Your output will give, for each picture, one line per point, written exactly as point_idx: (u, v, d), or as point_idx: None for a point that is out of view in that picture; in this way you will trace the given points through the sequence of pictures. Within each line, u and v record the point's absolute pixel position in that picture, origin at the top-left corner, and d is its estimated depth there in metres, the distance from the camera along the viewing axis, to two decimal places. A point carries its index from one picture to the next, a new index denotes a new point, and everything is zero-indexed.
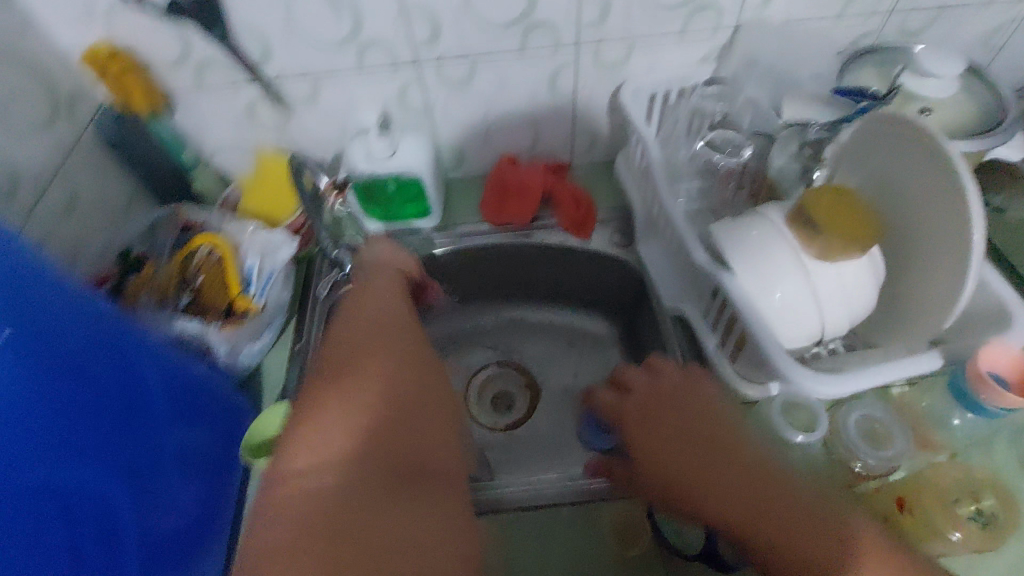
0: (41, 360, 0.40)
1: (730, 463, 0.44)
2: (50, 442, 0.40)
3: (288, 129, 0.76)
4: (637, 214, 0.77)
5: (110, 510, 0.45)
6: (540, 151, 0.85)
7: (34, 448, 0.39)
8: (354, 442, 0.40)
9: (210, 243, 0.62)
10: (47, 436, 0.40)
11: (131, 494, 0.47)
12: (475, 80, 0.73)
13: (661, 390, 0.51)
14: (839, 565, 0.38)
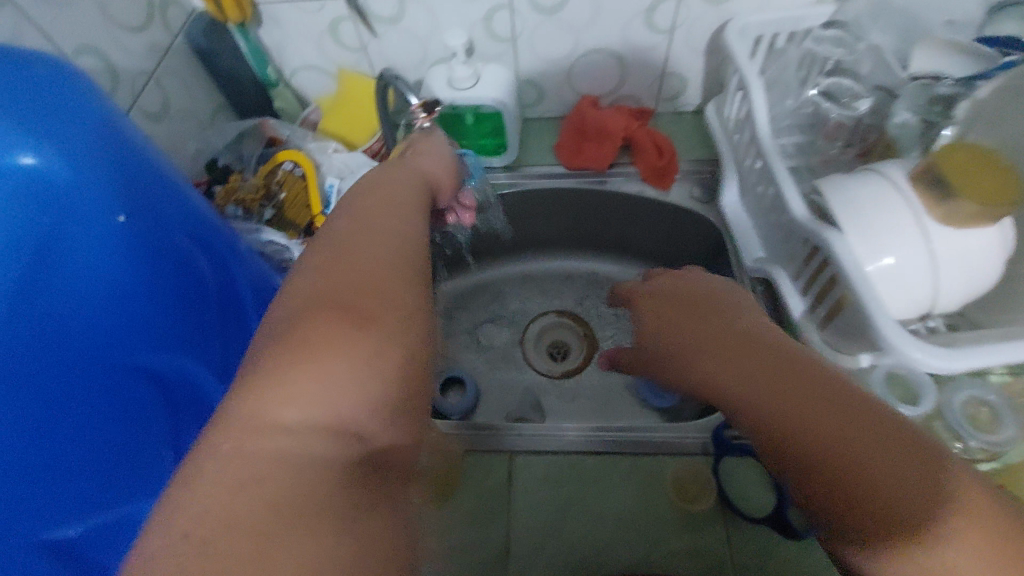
0: (125, 205, 0.40)
1: (759, 367, 0.37)
2: (69, 259, 0.38)
3: (369, 51, 0.74)
4: (725, 168, 0.72)
5: (119, 372, 0.42)
6: (624, 93, 0.81)
7: (55, 256, 0.37)
8: (356, 385, 0.31)
9: (294, 159, 0.62)
10: (69, 251, 0.37)
11: (141, 368, 0.43)
12: (567, 8, 0.68)
13: (688, 297, 0.48)
14: (912, 459, 0.31)
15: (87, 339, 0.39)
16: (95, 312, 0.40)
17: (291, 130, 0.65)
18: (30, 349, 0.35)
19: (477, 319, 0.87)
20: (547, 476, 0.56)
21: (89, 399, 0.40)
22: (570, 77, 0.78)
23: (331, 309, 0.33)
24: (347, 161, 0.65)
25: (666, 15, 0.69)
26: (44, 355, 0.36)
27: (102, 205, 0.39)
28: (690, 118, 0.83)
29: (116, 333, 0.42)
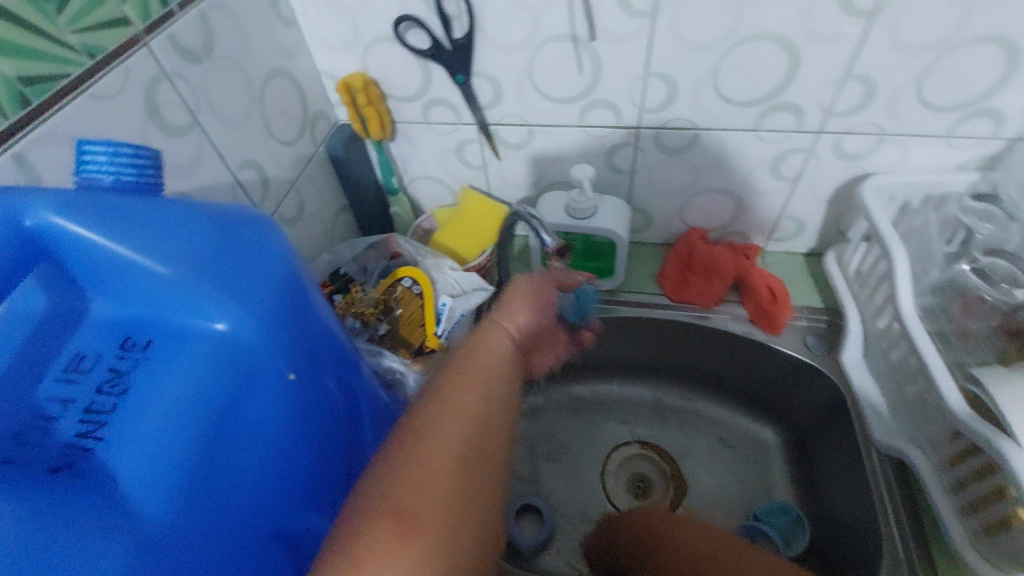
0: (282, 339, 0.32)
1: None
2: (208, 404, 0.29)
3: (490, 170, 0.77)
4: (848, 324, 0.68)
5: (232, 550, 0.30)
6: (735, 230, 0.79)
7: (194, 400, 0.29)
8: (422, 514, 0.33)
9: (413, 276, 0.63)
10: (211, 395, 0.30)
11: (257, 547, 0.31)
12: (693, 150, 0.70)
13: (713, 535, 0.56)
14: None
15: (253, 534, 0.31)
16: (264, 496, 0.32)
17: (413, 245, 0.67)
18: (198, 557, 0.28)
19: (556, 440, 0.82)
20: None
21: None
22: (682, 210, 0.78)
23: (382, 524, 0.32)
24: (461, 279, 0.65)
25: (793, 166, 0.69)
26: (213, 565, 0.28)
27: (276, 366, 0.32)
28: (802, 259, 0.80)
29: (282, 523, 0.33)
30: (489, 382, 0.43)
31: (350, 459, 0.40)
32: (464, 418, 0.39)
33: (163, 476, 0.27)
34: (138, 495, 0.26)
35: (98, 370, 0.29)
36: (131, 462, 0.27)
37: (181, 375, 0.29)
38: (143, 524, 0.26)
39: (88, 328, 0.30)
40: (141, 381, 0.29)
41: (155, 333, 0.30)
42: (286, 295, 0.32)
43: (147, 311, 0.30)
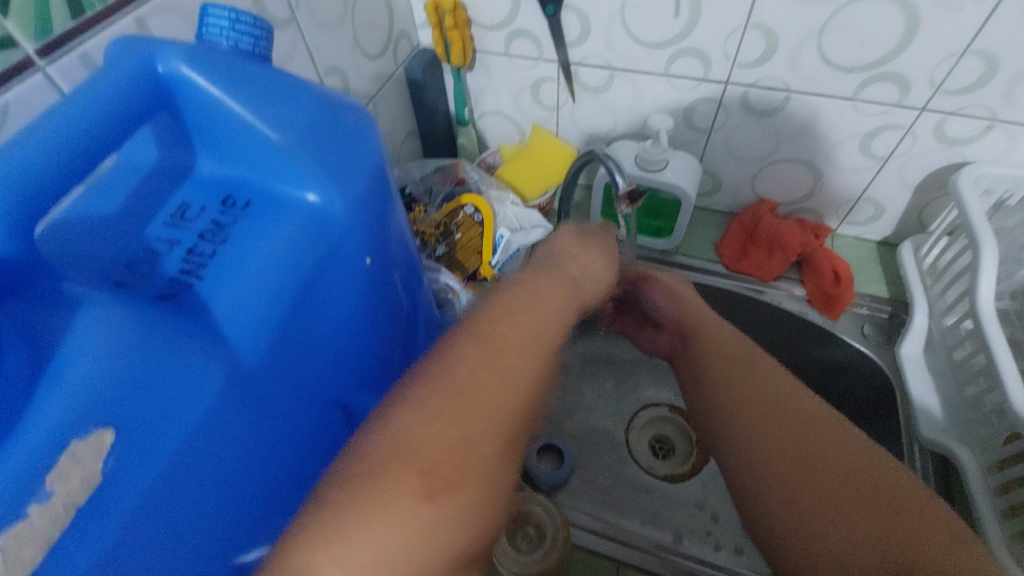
0: (365, 224, 0.33)
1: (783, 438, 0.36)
2: (294, 266, 0.31)
3: (564, 112, 0.76)
4: (914, 317, 0.65)
5: (295, 409, 0.32)
6: (806, 207, 0.76)
7: (281, 257, 0.30)
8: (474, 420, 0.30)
9: (474, 203, 0.63)
10: (297, 257, 0.31)
11: (314, 411, 0.34)
12: (780, 114, 0.66)
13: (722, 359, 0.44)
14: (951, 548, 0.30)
15: (312, 401, 0.33)
16: (326, 369, 0.34)
17: (479, 175, 0.68)
18: (270, 403, 0.30)
19: (586, 390, 0.80)
20: None
21: (304, 469, 0.33)
22: (755, 179, 0.75)
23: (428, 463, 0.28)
24: (520, 216, 0.66)
25: (886, 144, 0.65)
26: (280, 412, 0.31)
27: (358, 249, 0.34)
28: (874, 248, 0.77)
29: (339, 395, 0.36)
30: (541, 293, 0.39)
31: (404, 357, 0.42)
32: (532, 370, 0.33)
33: (251, 321, 0.29)
34: (231, 333, 0.28)
35: (202, 220, 0.31)
36: (226, 302, 0.28)
37: (276, 235, 0.31)
38: (233, 359, 0.27)
39: (195, 183, 0.33)
40: (240, 236, 0.31)
41: (253, 196, 0.33)
42: (372, 186, 0.33)
43: (246, 176, 0.33)
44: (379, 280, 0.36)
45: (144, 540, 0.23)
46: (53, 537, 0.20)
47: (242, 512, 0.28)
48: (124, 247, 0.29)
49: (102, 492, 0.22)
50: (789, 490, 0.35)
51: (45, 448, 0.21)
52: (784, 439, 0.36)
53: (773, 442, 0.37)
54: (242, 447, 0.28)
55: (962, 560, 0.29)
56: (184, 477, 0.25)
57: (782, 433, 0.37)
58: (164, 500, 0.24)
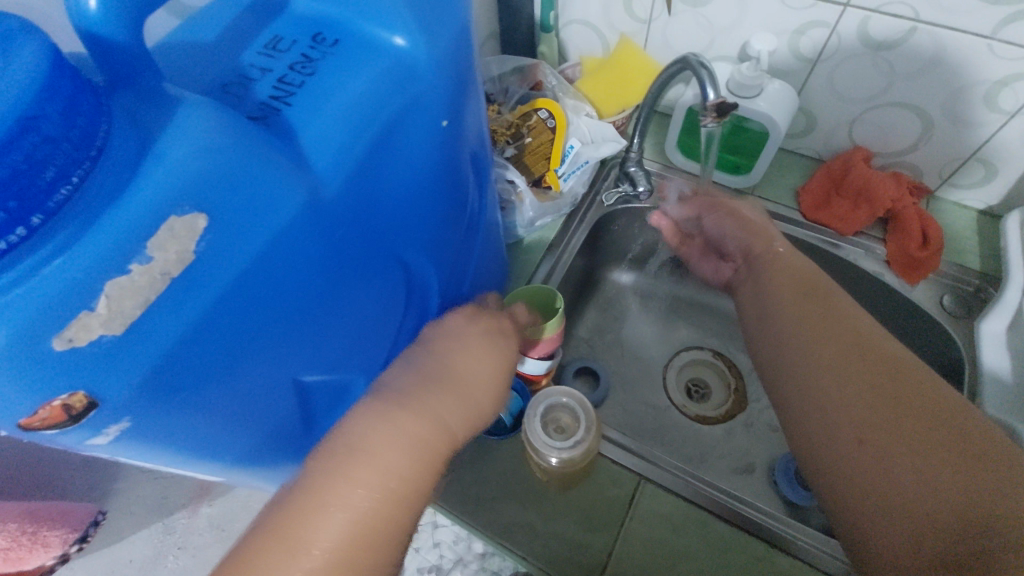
0: (439, 86, 0.33)
1: (878, 392, 0.39)
2: (370, 109, 0.31)
3: (655, 27, 0.71)
4: (1004, 293, 0.60)
5: (358, 256, 0.33)
6: (905, 162, 0.70)
7: (359, 99, 0.30)
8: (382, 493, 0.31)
9: (550, 108, 0.61)
10: (371, 101, 0.31)
11: (376, 264, 0.34)
12: (901, 48, 0.60)
13: (817, 312, 0.46)
14: None
15: (375, 253, 0.34)
16: (390, 225, 0.35)
17: (558, 80, 0.65)
18: (343, 239, 0.31)
19: (630, 323, 0.80)
20: (670, 518, 0.52)
21: (365, 315, 0.35)
22: (854, 123, 0.69)
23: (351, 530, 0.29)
24: (595, 130, 0.64)
25: (1019, 95, 0.58)
26: (351, 252, 0.32)
27: (434, 107, 0.34)
28: (973, 217, 0.70)
29: (403, 254, 0.37)
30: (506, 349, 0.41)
31: (461, 237, 0.44)
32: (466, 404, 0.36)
33: (334, 154, 0.29)
34: (316, 160, 0.29)
35: (292, 52, 0.31)
36: (313, 129, 0.29)
37: (360, 75, 0.31)
38: (315, 184, 0.28)
39: (287, 18, 0.33)
40: (327, 70, 0.31)
41: (342, 35, 0.32)
42: (455, 45, 0.33)
43: (339, 15, 0.32)
44: (441, 149, 0.36)
45: (223, 328, 0.26)
46: (150, 298, 0.22)
47: (307, 335, 0.31)
48: (220, 71, 0.30)
49: (193, 271, 0.24)
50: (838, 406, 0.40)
51: (147, 218, 0.22)
52: (861, 380, 0.40)
53: (834, 365, 0.42)
54: (314, 271, 0.30)
55: None
56: (258, 281, 0.27)
57: (847, 364, 0.42)
58: (243, 295, 0.26)
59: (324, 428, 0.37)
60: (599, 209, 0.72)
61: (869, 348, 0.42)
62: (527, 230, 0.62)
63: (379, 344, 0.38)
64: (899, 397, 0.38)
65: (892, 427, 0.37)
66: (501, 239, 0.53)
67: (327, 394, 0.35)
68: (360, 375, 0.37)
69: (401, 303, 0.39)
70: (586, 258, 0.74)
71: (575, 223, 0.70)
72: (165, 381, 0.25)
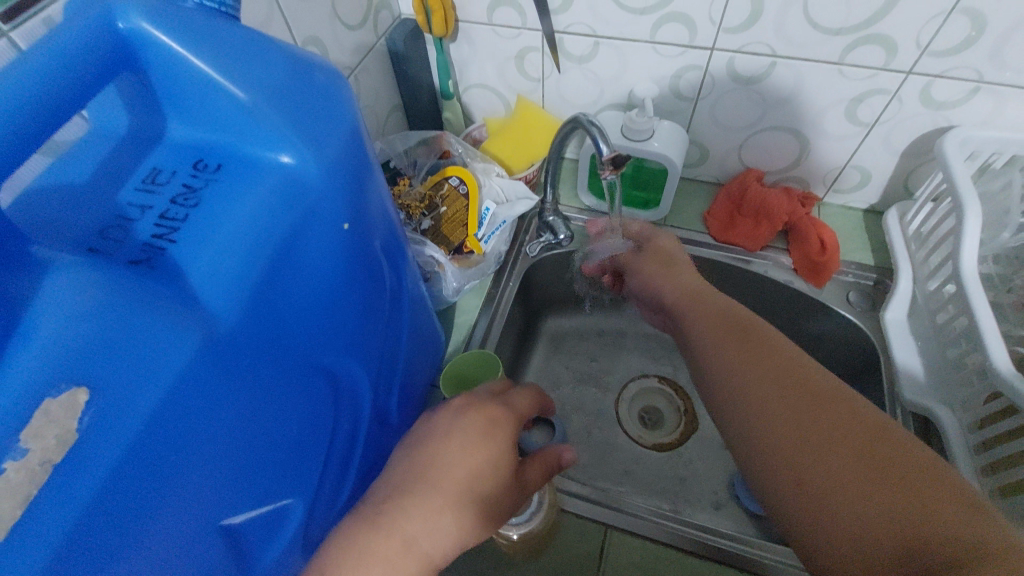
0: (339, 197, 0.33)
1: (807, 415, 0.39)
2: (260, 231, 0.30)
3: (549, 83, 0.75)
4: (898, 283, 0.66)
5: (278, 380, 0.32)
6: (793, 175, 0.76)
7: (247, 220, 0.30)
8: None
9: (460, 176, 0.62)
10: (262, 219, 0.30)
11: (295, 380, 0.33)
12: (767, 80, 0.66)
13: (745, 340, 0.47)
14: (964, 526, 0.31)
15: (293, 369, 0.33)
16: (309, 336, 0.34)
17: (464, 147, 0.67)
18: (251, 363, 0.30)
19: (575, 365, 0.81)
20: (642, 564, 0.52)
21: (290, 433, 0.33)
22: (742, 148, 0.75)
23: None
24: (507, 188, 0.66)
25: (873, 109, 0.65)
26: (261, 376, 0.31)
27: (334, 214, 0.33)
28: (860, 216, 0.77)
29: (322, 361, 0.36)
30: (498, 462, 0.39)
31: (385, 323, 0.43)
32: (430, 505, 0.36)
33: (227, 285, 0.28)
34: (209, 296, 0.28)
35: (173, 183, 0.31)
36: (200, 263, 0.28)
37: (248, 199, 0.30)
38: (210, 321, 0.27)
39: (165, 148, 0.32)
40: (212, 198, 0.30)
41: (225, 159, 0.32)
42: (347, 152, 0.33)
43: (219, 138, 0.32)
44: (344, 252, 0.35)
45: (129, 496, 0.24)
46: (32, 493, 0.21)
47: (225, 473, 0.29)
48: (96, 214, 0.29)
49: (81, 449, 0.22)
50: (783, 447, 0.39)
51: (17, 406, 0.21)
52: (799, 415, 0.40)
53: (770, 399, 0.41)
54: (224, 406, 0.28)
55: (974, 524, 0.31)
56: (160, 434, 0.25)
57: (784, 400, 0.41)
58: (146, 455, 0.24)
59: (266, 563, 0.33)
60: (526, 262, 0.74)
61: (794, 370, 0.43)
62: (456, 298, 0.62)
63: (313, 455, 0.36)
64: (827, 418, 0.39)
65: (825, 449, 0.37)
66: (428, 313, 0.53)
67: (260, 526, 0.32)
68: (297, 495, 0.35)
69: (330, 409, 0.37)
70: (521, 309, 0.75)
71: (504, 278, 0.71)
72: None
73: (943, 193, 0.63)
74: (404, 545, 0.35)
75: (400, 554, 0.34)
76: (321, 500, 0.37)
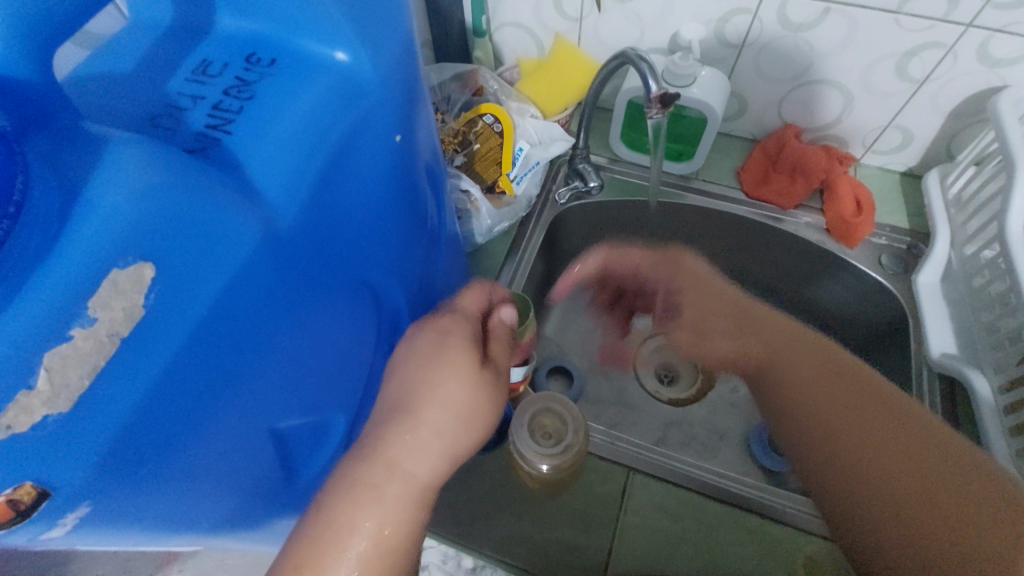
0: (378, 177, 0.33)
1: (879, 438, 0.44)
2: (311, 132, 0.28)
3: (586, 23, 0.72)
4: (933, 246, 0.65)
5: (327, 293, 0.31)
6: (832, 134, 0.74)
7: (306, 120, 0.28)
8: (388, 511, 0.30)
9: (495, 113, 0.60)
10: (316, 121, 0.29)
11: (343, 294, 0.33)
12: (817, 29, 0.63)
13: (816, 372, 0.50)
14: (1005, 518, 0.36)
15: (342, 283, 0.33)
16: (357, 251, 0.34)
17: (500, 84, 0.64)
18: (305, 270, 0.29)
19: (595, 317, 0.80)
20: (664, 506, 0.52)
21: (338, 348, 0.33)
22: (782, 102, 0.72)
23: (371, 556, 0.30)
24: (541, 129, 0.64)
25: (925, 65, 0.63)
26: (316, 283, 0.30)
27: (386, 124, 0.32)
28: (896, 179, 0.75)
29: (367, 278, 0.35)
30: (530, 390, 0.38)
31: (425, 250, 0.42)
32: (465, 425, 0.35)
33: (284, 184, 0.27)
34: (269, 193, 0.27)
35: (225, 76, 0.29)
36: (258, 156, 0.27)
37: (305, 96, 0.29)
38: (270, 218, 0.27)
39: (213, 40, 0.31)
40: (267, 93, 0.29)
41: (278, 55, 0.30)
42: (403, 57, 0.32)
43: (272, 32, 0.30)
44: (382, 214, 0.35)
45: (190, 381, 0.24)
46: (99, 365, 0.20)
47: (279, 378, 0.28)
48: (146, 102, 0.27)
49: (145, 327, 0.22)
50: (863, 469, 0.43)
51: (87, 275, 0.20)
52: (841, 427, 0.46)
53: (847, 424, 0.46)
54: (279, 309, 0.28)
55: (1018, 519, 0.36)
56: (219, 325, 0.25)
57: (840, 417, 0.46)
58: (205, 345, 0.24)
59: (308, 470, 0.34)
60: (555, 209, 0.72)
61: (852, 393, 0.47)
62: (486, 239, 0.61)
63: (354, 373, 0.35)
64: (892, 436, 0.43)
65: (897, 467, 0.42)
66: (458, 244, 0.52)
67: (304, 436, 0.32)
68: (339, 411, 0.35)
69: (372, 328, 0.37)
70: (546, 257, 0.74)
71: (532, 225, 0.70)
72: (120, 465, 0.22)
73: (989, 156, 0.60)
74: (425, 464, 0.32)
75: (420, 471, 0.32)
76: (361, 419, 0.37)
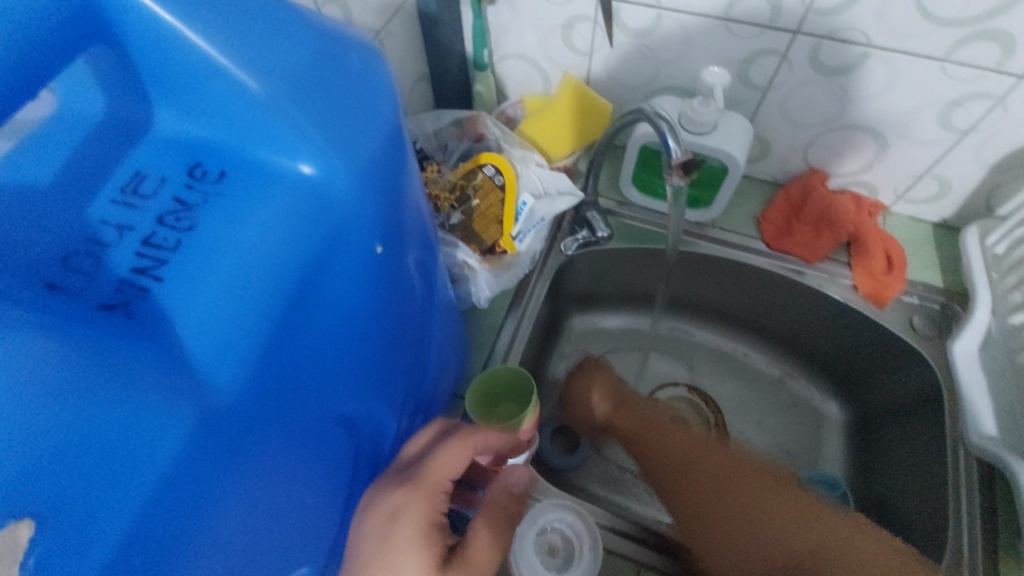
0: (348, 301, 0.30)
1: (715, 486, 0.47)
2: (265, 267, 0.26)
3: (596, 58, 0.66)
4: (973, 312, 0.59)
5: (304, 427, 0.28)
6: (861, 180, 0.68)
7: (262, 252, 0.26)
8: None
9: (497, 164, 0.55)
10: (274, 251, 0.26)
11: (317, 429, 0.29)
12: (853, 73, 0.57)
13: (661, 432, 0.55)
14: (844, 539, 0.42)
15: (316, 416, 0.29)
16: (338, 373, 0.30)
17: (502, 130, 0.59)
18: (271, 413, 0.26)
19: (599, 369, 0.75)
20: None
21: (304, 500, 0.28)
22: (808, 146, 0.67)
23: None
24: (546, 179, 0.57)
25: (970, 115, 0.57)
26: (290, 420, 0.27)
27: (362, 235, 0.30)
28: (928, 230, 0.70)
29: (345, 405, 0.31)
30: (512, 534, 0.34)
31: (413, 348, 0.38)
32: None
33: (230, 331, 0.24)
34: (202, 360, 0.24)
35: (162, 195, 0.26)
36: (195, 310, 0.24)
37: (263, 218, 0.27)
38: (206, 392, 0.24)
39: (153, 145, 0.27)
40: (216, 214, 0.26)
41: (229, 165, 0.28)
42: (380, 157, 0.29)
43: (222, 139, 0.28)
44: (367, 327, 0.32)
45: None
46: None
47: (240, 551, 0.25)
48: (64, 235, 0.23)
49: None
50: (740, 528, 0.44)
51: None
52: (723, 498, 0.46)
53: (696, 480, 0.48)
54: (235, 472, 0.24)
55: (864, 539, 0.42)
56: (148, 532, 0.21)
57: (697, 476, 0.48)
58: (145, 545, 0.21)
59: None
60: (559, 259, 0.67)
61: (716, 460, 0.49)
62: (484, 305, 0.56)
63: (330, 515, 0.31)
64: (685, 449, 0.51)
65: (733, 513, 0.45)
66: (453, 320, 0.47)
67: None
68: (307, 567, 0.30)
69: (349, 460, 0.32)
70: (549, 309, 0.69)
71: (534, 277, 0.65)
72: None
73: None
74: None
75: None
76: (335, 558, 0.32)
